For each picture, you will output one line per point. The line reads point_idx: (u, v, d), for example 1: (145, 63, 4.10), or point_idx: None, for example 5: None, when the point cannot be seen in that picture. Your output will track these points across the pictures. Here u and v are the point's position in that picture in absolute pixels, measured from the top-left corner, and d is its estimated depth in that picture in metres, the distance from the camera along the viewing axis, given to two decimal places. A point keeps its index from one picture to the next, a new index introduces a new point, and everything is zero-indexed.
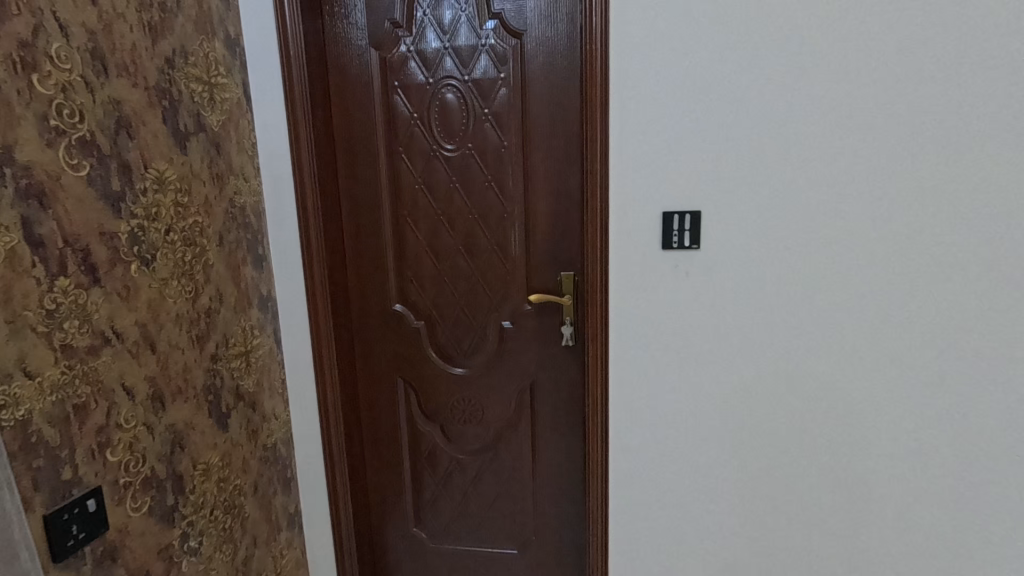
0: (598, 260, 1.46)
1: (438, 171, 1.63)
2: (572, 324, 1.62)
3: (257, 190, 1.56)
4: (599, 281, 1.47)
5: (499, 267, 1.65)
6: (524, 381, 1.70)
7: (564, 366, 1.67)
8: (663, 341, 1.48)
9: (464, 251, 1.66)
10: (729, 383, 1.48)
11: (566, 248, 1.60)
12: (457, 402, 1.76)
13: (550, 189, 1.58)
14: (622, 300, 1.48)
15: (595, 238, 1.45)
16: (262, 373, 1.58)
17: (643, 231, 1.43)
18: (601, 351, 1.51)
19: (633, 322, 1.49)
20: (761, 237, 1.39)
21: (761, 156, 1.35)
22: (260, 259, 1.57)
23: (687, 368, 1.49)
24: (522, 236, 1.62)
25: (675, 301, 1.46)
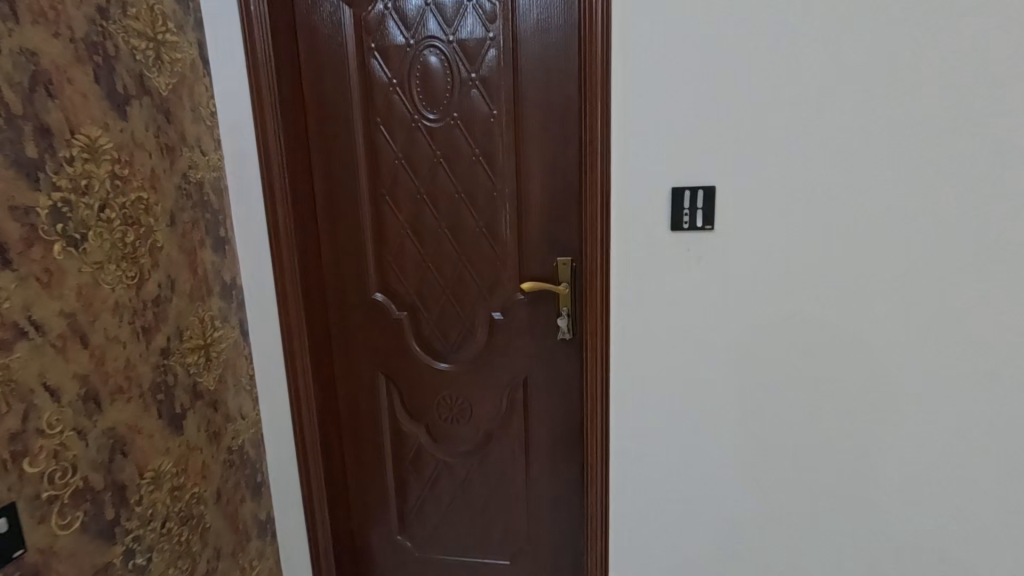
0: (598, 245, 1.29)
1: (419, 144, 1.46)
2: (569, 316, 1.45)
3: (217, 166, 1.40)
4: (599, 267, 1.31)
5: (488, 252, 1.49)
6: (516, 378, 1.55)
7: (560, 361, 1.51)
8: (670, 335, 1.33)
9: (450, 235, 1.50)
10: (743, 382, 1.33)
11: (562, 231, 1.44)
12: (443, 401, 1.60)
13: (544, 164, 1.41)
14: (624, 290, 1.32)
15: (595, 220, 1.29)
16: (226, 368, 1.43)
17: (648, 211, 1.26)
18: (599, 347, 1.36)
19: (637, 313, 1.33)
20: (784, 215, 1.22)
21: (785, 123, 1.18)
22: (222, 241, 1.42)
23: (697, 364, 1.34)
24: (514, 217, 1.45)
25: (685, 290, 1.30)
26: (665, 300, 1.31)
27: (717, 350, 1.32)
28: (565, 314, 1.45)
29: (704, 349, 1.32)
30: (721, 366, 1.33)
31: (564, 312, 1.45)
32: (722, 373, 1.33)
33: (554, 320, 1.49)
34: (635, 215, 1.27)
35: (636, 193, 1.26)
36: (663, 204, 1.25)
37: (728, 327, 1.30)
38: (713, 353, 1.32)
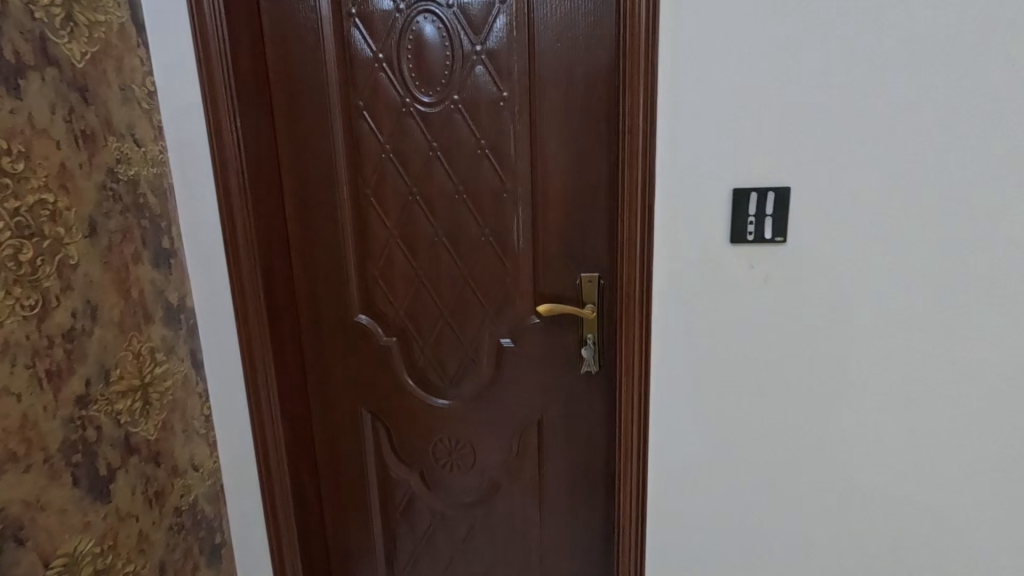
0: (637, 260, 1.03)
1: (412, 133, 1.19)
2: (595, 344, 1.19)
3: (157, 159, 1.11)
4: (638, 287, 1.05)
5: (496, 266, 1.22)
6: (528, 416, 1.29)
7: (582, 397, 1.25)
8: (724, 372, 1.07)
9: (449, 246, 1.23)
10: (815, 428, 1.07)
11: (587, 241, 1.17)
12: (441, 442, 1.34)
13: (565, 158, 1.15)
14: (668, 316, 1.06)
15: (634, 230, 1.03)
16: (171, 411, 1.16)
17: (703, 218, 1.00)
18: (636, 385, 1.10)
19: (685, 345, 1.07)
20: (877, 224, 0.96)
21: (886, 105, 0.91)
22: (165, 254, 1.14)
23: (757, 407, 1.08)
24: (528, 223, 1.19)
25: (744, 317, 1.04)
26: (719, 329, 1.05)
27: (783, 390, 1.07)
28: (591, 342, 1.19)
29: (767, 388, 1.07)
30: (788, 409, 1.07)
31: (589, 340, 1.19)
32: (788, 418, 1.08)
33: (576, 349, 1.22)
34: (685, 223, 1.01)
35: (687, 196, 1.00)
36: (722, 210, 0.99)
37: (799, 363, 1.05)
38: (778, 395, 1.07)
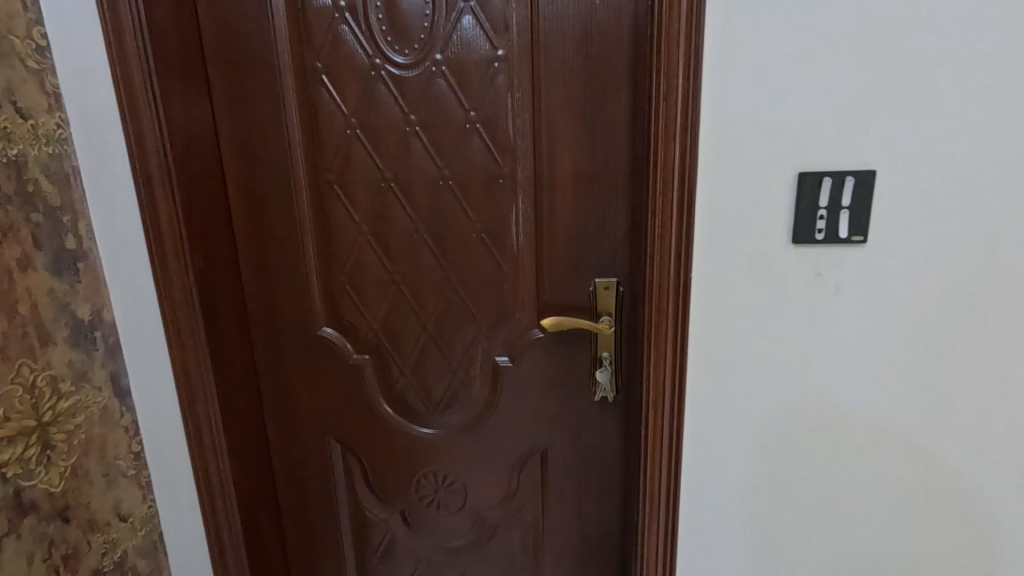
0: (669, 263, 0.81)
1: (383, 104, 0.95)
2: (613, 364, 0.97)
3: (55, 136, 0.87)
4: (669, 300, 0.83)
5: (490, 270, 0.99)
6: (530, 448, 1.07)
7: (594, 426, 1.04)
8: (777, 404, 0.86)
9: (432, 244, 1.00)
10: (888, 473, 0.86)
11: (602, 238, 0.95)
12: (425, 477, 1.12)
13: (577, 135, 0.92)
14: (708, 334, 0.84)
15: (666, 226, 0.80)
16: (84, 453, 0.93)
17: (758, 211, 0.78)
18: (664, 420, 0.88)
19: (727, 371, 0.85)
20: (984, 222, 0.73)
21: (1012, 62, 0.67)
22: (70, 257, 0.90)
23: (816, 448, 0.87)
24: (529, 215, 0.96)
25: (805, 337, 0.82)
26: (772, 352, 0.83)
27: (851, 427, 0.85)
28: (608, 361, 0.97)
29: (830, 425, 0.85)
30: (856, 451, 0.86)
31: (606, 360, 0.97)
32: (855, 460, 0.86)
33: (588, 369, 1.01)
34: (734, 218, 0.78)
35: (738, 184, 0.77)
36: (784, 201, 0.76)
37: (873, 394, 0.83)
38: (844, 432, 0.85)
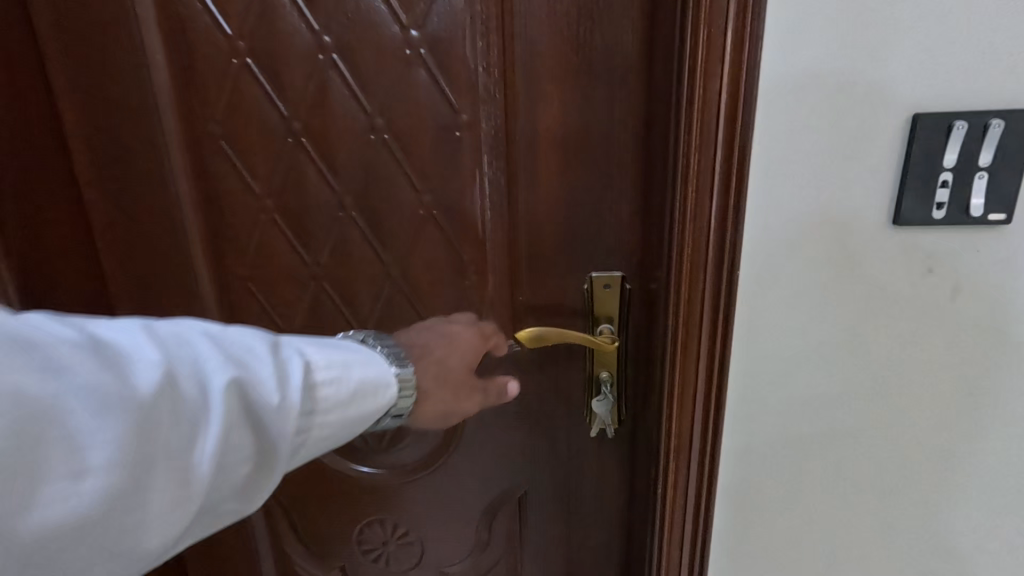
0: (704, 251, 0.54)
1: (282, 18, 0.64)
2: (614, 390, 0.72)
3: None
4: (701, 308, 0.56)
5: (446, 259, 0.72)
6: (503, 493, 0.82)
7: (586, 466, 0.79)
8: (851, 455, 0.60)
9: (363, 225, 0.72)
10: (1005, 551, 0.61)
11: (602, 215, 0.67)
12: (369, 525, 0.87)
13: (566, 69, 0.63)
14: (756, 356, 0.58)
15: (702, 195, 0.53)
16: None
17: (842, 176, 0.51)
18: (687, 471, 0.63)
19: (780, 408, 0.60)
20: None
21: None
22: None
23: (899, 517, 0.62)
24: (499, 184, 0.68)
25: (898, 362, 0.56)
26: (848, 381, 0.58)
27: (955, 491, 0.60)
28: (608, 388, 0.71)
29: (928, 486, 0.60)
30: (963, 522, 0.61)
31: (606, 385, 0.71)
32: (962, 537, 0.61)
33: (581, 394, 0.75)
34: (804, 186, 0.52)
35: (815, 133, 0.50)
36: (885, 160, 0.50)
37: (988, 442, 0.58)
38: (943, 500, 0.60)
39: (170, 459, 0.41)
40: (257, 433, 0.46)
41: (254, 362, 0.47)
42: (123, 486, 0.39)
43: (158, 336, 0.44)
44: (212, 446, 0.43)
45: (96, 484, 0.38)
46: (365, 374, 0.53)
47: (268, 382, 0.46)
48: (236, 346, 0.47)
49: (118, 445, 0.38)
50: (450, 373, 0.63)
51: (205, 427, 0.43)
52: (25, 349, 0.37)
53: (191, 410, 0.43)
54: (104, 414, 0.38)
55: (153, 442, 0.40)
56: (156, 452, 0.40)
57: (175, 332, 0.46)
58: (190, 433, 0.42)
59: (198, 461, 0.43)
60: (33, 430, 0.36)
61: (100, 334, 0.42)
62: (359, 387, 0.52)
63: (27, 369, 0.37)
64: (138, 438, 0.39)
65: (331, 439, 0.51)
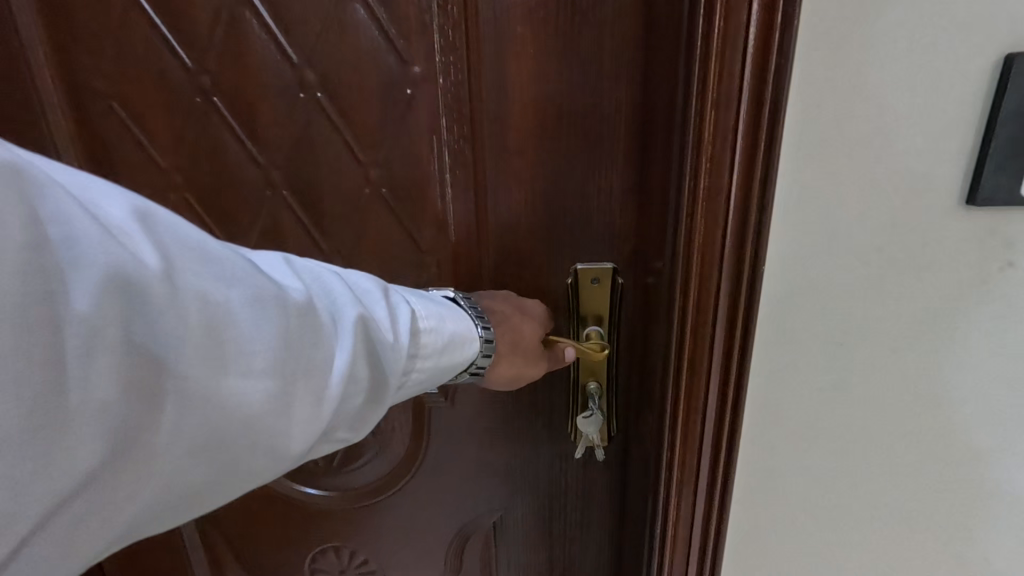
0: (720, 238, 0.43)
1: None
2: (603, 402, 0.60)
3: None
4: (712, 311, 0.44)
5: (400, 250, 0.59)
6: (473, 518, 0.71)
7: (568, 489, 0.67)
8: (891, 488, 0.49)
9: (296, 206, 0.58)
10: None
11: (590, 193, 0.55)
12: (319, 553, 0.76)
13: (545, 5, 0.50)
14: (780, 370, 0.47)
15: (720, 166, 0.41)
16: None
17: (900, 141, 0.39)
18: (692, 505, 0.52)
19: (807, 432, 0.48)
20: None
21: None
22: None
23: (939, 559, 0.51)
24: (461, 156, 0.55)
25: (956, 378, 0.45)
26: (893, 400, 0.46)
27: (1009, 532, 0.49)
28: (597, 403, 0.59)
29: (981, 524, 0.49)
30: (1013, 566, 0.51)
31: (594, 400, 0.59)
32: None
33: (563, 407, 0.63)
34: (851, 154, 0.40)
35: (869, 82, 0.38)
36: (958, 120, 0.38)
37: None
38: (993, 541, 0.50)
39: (314, 379, 0.34)
40: (381, 370, 0.37)
41: (372, 298, 0.39)
42: (276, 399, 0.32)
43: (298, 266, 0.37)
44: (339, 376, 0.34)
45: (262, 386, 0.31)
46: (461, 322, 0.46)
47: (395, 315, 0.39)
48: (356, 282, 0.39)
49: (281, 349, 0.32)
50: (524, 339, 0.52)
51: (336, 352, 0.34)
52: (204, 253, 0.31)
53: (334, 329, 0.35)
54: (268, 316, 0.32)
55: (305, 355, 0.33)
56: (307, 367, 0.33)
57: (306, 266, 0.38)
58: (329, 356, 0.34)
59: (334, 385, 0.34)
60: (212, 325, 0.30)
61: (254, 259, 0.35)
62: (455, 334, 0.44)
63: (204, 271, 0.30)
64: (291, 350, 0.32)
65: (429, 384, 0.43)
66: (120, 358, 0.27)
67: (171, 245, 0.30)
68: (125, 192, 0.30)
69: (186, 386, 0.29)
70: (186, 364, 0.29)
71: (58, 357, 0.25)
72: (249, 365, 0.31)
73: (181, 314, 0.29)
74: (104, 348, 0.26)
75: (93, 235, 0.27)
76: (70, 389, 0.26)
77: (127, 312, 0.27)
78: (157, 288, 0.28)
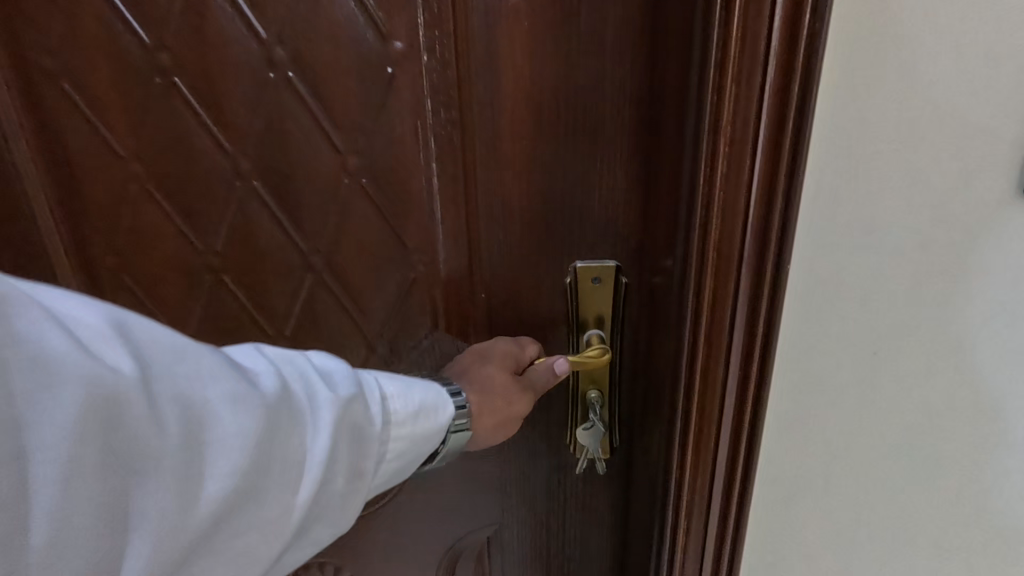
0: (740, 233, 0.37)
1: None
2: (604, 412, 0.55)
3: None
4: (730, 315, 0.40)
5: (383, 247, 0.54)
6: (465, 535, 0.66)
7: (568, 504, 0.63)
8: (923, 509, 0.45)
9: (268, 199, 0.53)
10: None
11: (591, 185, 0.50)
12: (303, 569, 0.71)
13: None
14: (805, 379, 0.42)
15: (739, 150, 0.36)
16: None
17: (945, 122, 0.34)
18: (704, 525, 0.47)
19: (833, 448, 0.44)
20: None
21: None
22: None
23: None
24: (448, 143, 0.50)
25: (1002, 387, 0.40)
26: (930, 413, 0.42)
27: None
28: (598, 413, 0.54)
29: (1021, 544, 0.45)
30: None
31: (595, 410, 0.54)
32: None
33: (562, 417, 0.58)
34: (891, 136, 0.35)
35: (914, 53, 0.33)
36: (1016, 94, 0.33)
37: None
38: None
39: (283, 469, 0.33)
40: (357, 455, 0.37)
41: (345, 375, 0.39)
42: (249, 496, 0.32)
43: (272, 353, 0.37)
44: (309, 465, 0.34)
45: (230, 485, 0.31)
46: (433, 391, 0.43)
47: (370, 393, 0.39)
48: (331, 361, 0.39)
49: (253, 446, 0.32)
50: (491, 381, 0.48)
51: (310, 440, 0.34)
52: (179, 355, 0.31)
53: (306, 417, 0.35)
54: (240, 414, 0.31)
55: (277, 449, 0.33)
56: (280, 461, 0.33)
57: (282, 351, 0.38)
58: (296, 445, 0.34)
59: (307, 476, 0.34)
60: (178, 429, 0.30)
61: (225, 351, 0.35)
62: (430, 400, 0.42)
63: (174, 373, 0.30)
64: (258, 445, 0.32)
65: (412, 460, 0.42)
66: (90, 477, 0.27)
67: (144, 351, 0.30)
68: (98, 301, 0.31)
69: (161, 495, 0.29)
70: (158, 475, 0.29)
71: (32, 480, 0.26)
72: (220, 468, 0.31)
73: (153, 422, 0.29)
74: (77, 468, 0.26)
75: (66, 353, 0.27)
76: (38, 514, 0.26)
77: (96, 428, 0.27)
78: (129, 398, 0.28)
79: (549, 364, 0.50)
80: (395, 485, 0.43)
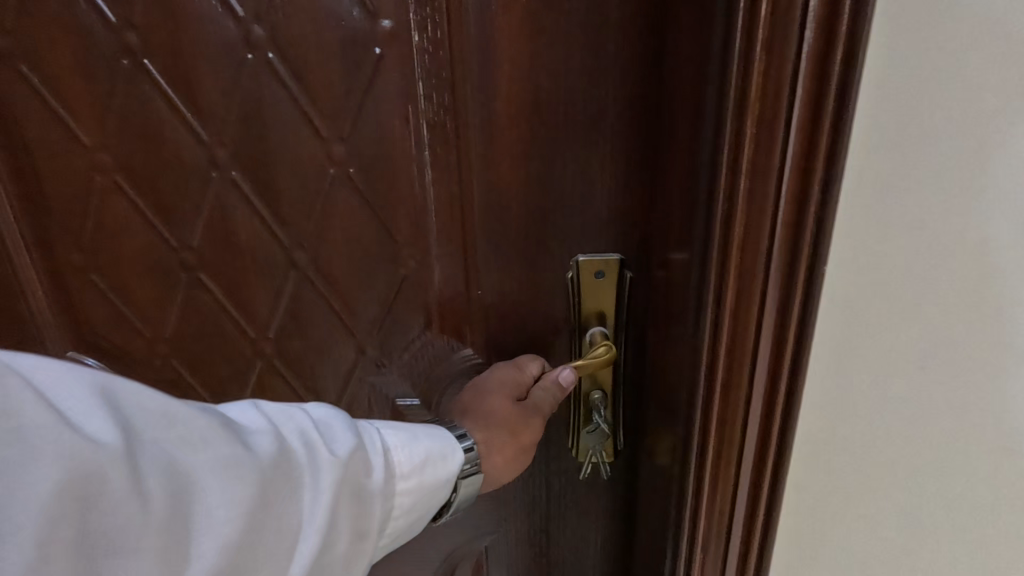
0: (769, 222, 0.34)
1: None
2: (608, 414, 0.53)
3: None
4: (757, 311, 0.37)
5: (373, 243, 0.51)
6: (462, 545, 0.62)
7: (570, 512, 0.60)
8: (957, 522, 0.41)
9: (249, 192, 0.50)
10: None
11: (596, 175, 0.47)
12: None
13: None
14: (840, 383, 0.38)
15: (771, 130, 0.33)
16: None
17: (995, 101, 0.31)
18: (724, 541, 0.44)
19: (867, 457, 0.40)
20: None
21: None
22: None
23: None
24: (443, 130, 0.46)
25: None
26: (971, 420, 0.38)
27: None
28: (602, 415, 0.52)
29: None
30: None
31: (598, 412, 0.52)
32: None
33: (563, 422, 0.55)
34: (936, 114, 0.32)
35: (961, 24, 0.30)
36: None
37: None
38: None
39: (278, 539, 0.32)
40: (358, 515, 0.36)
41: (344, 429, 0.37)
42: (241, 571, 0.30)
43: (269, 410, 0.36)
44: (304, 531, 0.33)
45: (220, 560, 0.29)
46: (439, 438, 0.42)
47: (369, 446, 0.38)
48: (329, 415, 0.38)
49: (246, 516, 0.30)
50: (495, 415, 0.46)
51: (308, 502, 0.33)
52: (168, 418, 0.30)
53: (306, 477, 0.34)
54: (231, 482, 0.30)
55: (271, 518, 0.31)
56: (274, 531, 0.32)
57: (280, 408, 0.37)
58: (290, 513, 0.32)
59: (303, 545, 0.33)
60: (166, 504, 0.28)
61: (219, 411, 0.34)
62: (435, 449, 0.41)
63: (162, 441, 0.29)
64: (251, 516, 0.30)
65: (416, 516, 0.41)
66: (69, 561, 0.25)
67: (131, 417, 0.29)
68: (84, 366, 0.29)
69: None
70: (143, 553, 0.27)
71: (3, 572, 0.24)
72: (210, 544, 0.29)
73: (138, 495, 0.27)
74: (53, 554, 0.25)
75: (47, 426, 0.26)
76: None
77: (75, 508, 0.26)
78: (113, 473, 0.27)
79: (554, 378, 0.47)
80: (396, 545, 0.41)
